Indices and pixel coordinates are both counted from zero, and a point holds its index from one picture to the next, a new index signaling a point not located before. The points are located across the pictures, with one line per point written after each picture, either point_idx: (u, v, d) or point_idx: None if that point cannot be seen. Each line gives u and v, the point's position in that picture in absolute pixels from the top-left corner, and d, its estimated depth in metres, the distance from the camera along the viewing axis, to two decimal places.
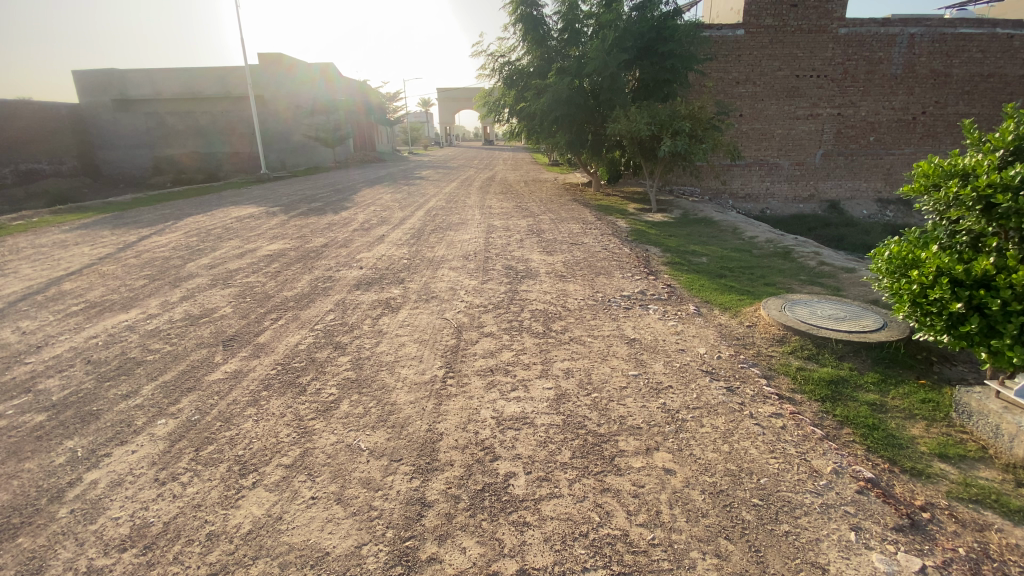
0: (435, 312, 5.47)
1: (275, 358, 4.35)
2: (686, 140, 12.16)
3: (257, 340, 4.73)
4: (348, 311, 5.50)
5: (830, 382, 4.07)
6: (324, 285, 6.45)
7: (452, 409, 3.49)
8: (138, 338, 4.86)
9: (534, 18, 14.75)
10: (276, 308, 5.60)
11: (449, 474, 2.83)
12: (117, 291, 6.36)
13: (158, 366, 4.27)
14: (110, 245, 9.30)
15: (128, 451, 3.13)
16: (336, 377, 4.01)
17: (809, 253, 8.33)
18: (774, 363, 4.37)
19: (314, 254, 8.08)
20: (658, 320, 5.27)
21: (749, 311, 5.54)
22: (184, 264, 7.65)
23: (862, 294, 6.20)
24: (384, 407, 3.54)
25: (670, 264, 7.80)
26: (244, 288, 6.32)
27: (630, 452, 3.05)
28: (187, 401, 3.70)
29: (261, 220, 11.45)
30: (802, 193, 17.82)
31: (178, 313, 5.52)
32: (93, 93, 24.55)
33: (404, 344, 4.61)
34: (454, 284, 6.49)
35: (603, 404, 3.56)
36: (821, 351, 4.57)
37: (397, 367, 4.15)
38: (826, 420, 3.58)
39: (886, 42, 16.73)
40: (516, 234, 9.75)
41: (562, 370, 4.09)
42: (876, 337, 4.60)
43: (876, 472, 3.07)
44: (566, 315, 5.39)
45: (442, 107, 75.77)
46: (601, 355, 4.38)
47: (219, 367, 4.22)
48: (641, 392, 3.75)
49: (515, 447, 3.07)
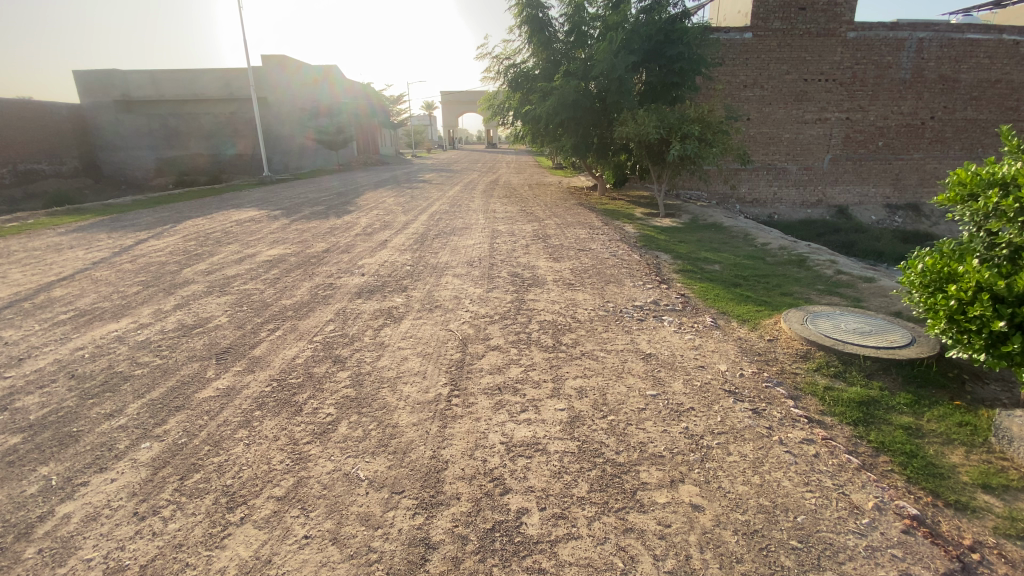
0: (439, 323, 5.22)
1: (270, 373, 4.11)
2: (695, 143, 11.91)
3: (252, 353, 4.49)
4: (348, 321, 5.26)
5: (860, 404, 3.78)
6: (325, 292, 6.22)
7: (458, 432, 3.24)
8: (128, 350, 4.64)
9: (540, 20, 14.55)
10: (274, 318, 5.36)
11: (456, 510, 2.58)
12: (109, 299, 6.14)
13: (147, 382, 4.05)
14: (105, 249, 9.10)
15: (107, 480, 2.93)
16: (335, 395, 3.76)
17: (824, 261, 8.07)
18: (800, 382, 4.11)
19: (315, 260, 7.85)
20: (674, 333, 5.02)
21: (769, 325, 5.28)
22: (180, 270, 7.44)
23: (884, 305, 5.91)
24: (385, 429, 3.29)
25: (681, 272, 7.56)
26: (241, 296, 6.10)
27: (653, 485, 2.79)
28: (174, 421, 3.48)
29: (261, 224, 11.27)
30: (810, 198, 17.53)
31: (171, 322, 5.29)
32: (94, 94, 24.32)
33: (406, 358, 4.37)
34: (459, 292, 6.26)
35: (620, 429, 3.31)
36: (848, 368, 4.29)
37: (398, 384, 3.90)
38: (861, 446, 3.30)
39: (895, 46, 16.45)
40: (522, 240, 9.50)
41: (574, 390, 3.82)
42: (906, 354, 4.31)
43: (920, 507, 2.81)
44: (577, 327, 5.14)
45: (445, 110, 75.77)
46: (615, 372, 4.12)
47: (210, 383, 4.00)
48: (661, 415, 3.49)
49: (527, 478, 2.82)
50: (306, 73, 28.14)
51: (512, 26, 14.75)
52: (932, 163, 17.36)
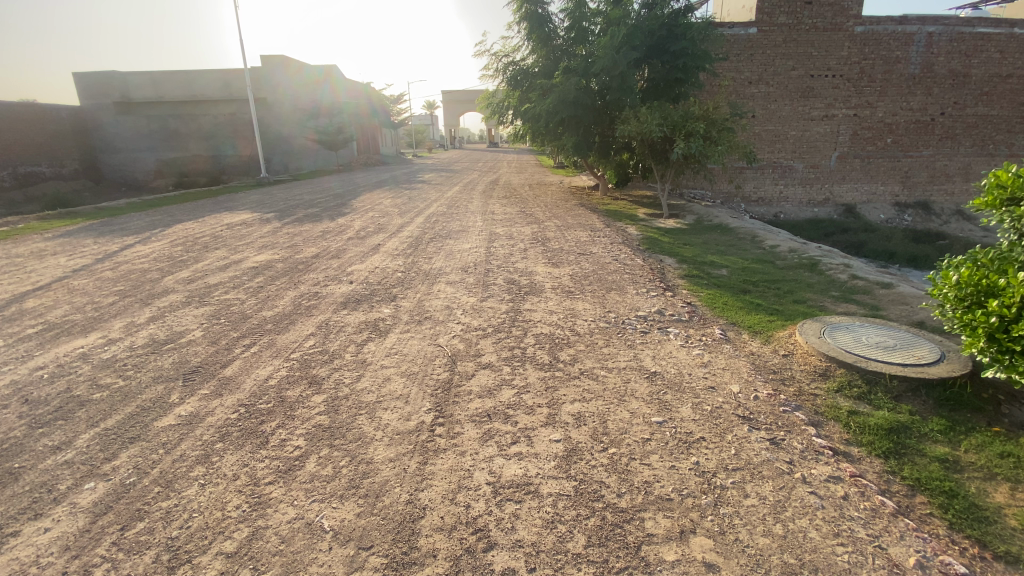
0: (427, 337, 4.86)
1: (238, 398, 3.75)
2: (700, 141, 11.51)
3: (222, 373, 4.14)
4: (330, 336, 4.89)
5: (889, 432, 3.40)
6: (308, 303, 5.86)
7: (439, 470, 2.88)
8: (89, 370, 4.31)
9: (540, 16, 14.17)
10: (252, 332, 5.01)
11: (431, 572, 2.22)
12: (81, 311, 5.80)
13: (103, 408, 3.70)
14: (88, 255, 8.78)
15: (39, 530, 2.58)
16: (307, 423, 3.40)
17: (838, 265, 7.67)
18: (821, 405, 3.73)
19: (303, 266, 7.52)
20: (680, 348, 4.65)
21: (783, 337, 4.90)
22: (161, 278, 7.10)
23: (904, 314, 5.52)
24: (357, 466, 2.94)
25: (687, 277, 7.19)
26: (220, 307, 5.75)
27: (661, 537, 2.43)
28: (125, 456, 3.13)
29: (252, 227, 10.94)
30: (817, 197, 17.10)
31: (142, 338, 4.95)
32: (94, 96, 24.26)
33: (389, 379, 4.00)
34: (451, 301, 5.90)
35: (623, 465, 2.95)
36: (873, 389, 3.90)
37: (377, 410, 3.53)
38: (893, 485, 2.92)
39: (904, 41, 16.00)
40: (520, 243, 9.15)
41: (571, 417, 3.45)
42: (935, 372, 3.92)
43: (967, 563, 2.43)
44: (575, 341, 4.76)
45: (447, 110, 75.36)
46: (617, 395, 3.74)
47: (172, 409, 3.65)
48: (669, 448, 3.12)
49: (515, 530, 2.46)
50: (306, 72, 27.89)
51: (512, 21, 14.38)
52: (941, 160, 16.91)
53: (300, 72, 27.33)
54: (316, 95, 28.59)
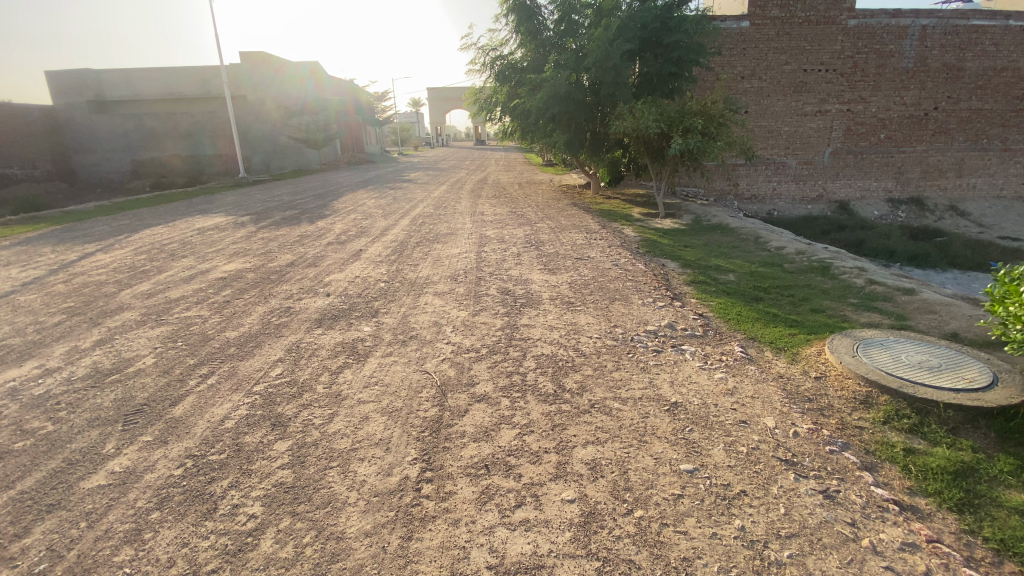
0: (411, 362, 4.26)
1: (186, 447, 3.13)
2: (698, 138, 11.00)
3: (170, 415, 3.50)
4: (301, 362, 4.29)
5: (956, 477, 2.88)
6: (278, 321, 5.23)
7: (428, 549, 2.32)
8: (15, 412, 3.64)
9: (527, 7, 13.54)
10: (212, 358, 4.38)
11: None
12: (20, 333, 5.12)
13: (24, 462, 3.06)
14: (42, 266, 8.00)
15: None
16: (265, 481, 2.81)
17: (852, 269, 7.20)
18: (870, 442, 3.22)
19: (275, 277, 6.85)
20: (700, 371, 4.11)
21: (811, 356, 4.40)
22: (117, 292, 6.39)
23: (934, 324, 5.07)
24: (325, 544, 2.36)
25: (694, 283, 6.68)
26: (179, 327, 5.10)
27: None
28: (39, 532, 2.52)
29: (225, 232, 10.25)
30: (811, 193, 16.74)
31: (84, 367, 4.29)
32: (67, 95, 23.25)
33: (367, 419, 3.40)
34: (439, 316, 5.32)
35: (653, 535, 2.40)
36: (925, 420, 3.41)
37: (351, 462, 2.94)
38: (977, 551, 2.40)
39: (898, 34, 15.68)
40: (512, 247, 8.54)
41: (585, 467, 2.89)
42: (994, 401, 3.42)
43: None
44: (581, 364, 4.21)
45: (432, 108, 74.16)
46: (635, 435, 3.20)
47: (104, 463, 3.02)
48: (706, 508, 2.58)
49: None
50: (290, 69, 27.21)
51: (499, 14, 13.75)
52: (935, 155, 16.66)
53: (283, 69, 26.62)
54: (299, 94, 27.81)
